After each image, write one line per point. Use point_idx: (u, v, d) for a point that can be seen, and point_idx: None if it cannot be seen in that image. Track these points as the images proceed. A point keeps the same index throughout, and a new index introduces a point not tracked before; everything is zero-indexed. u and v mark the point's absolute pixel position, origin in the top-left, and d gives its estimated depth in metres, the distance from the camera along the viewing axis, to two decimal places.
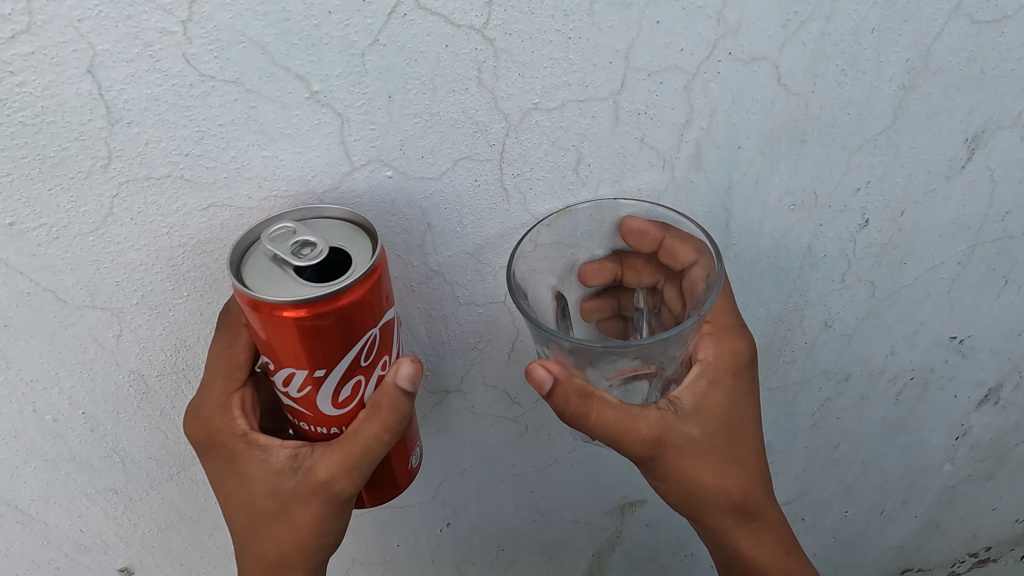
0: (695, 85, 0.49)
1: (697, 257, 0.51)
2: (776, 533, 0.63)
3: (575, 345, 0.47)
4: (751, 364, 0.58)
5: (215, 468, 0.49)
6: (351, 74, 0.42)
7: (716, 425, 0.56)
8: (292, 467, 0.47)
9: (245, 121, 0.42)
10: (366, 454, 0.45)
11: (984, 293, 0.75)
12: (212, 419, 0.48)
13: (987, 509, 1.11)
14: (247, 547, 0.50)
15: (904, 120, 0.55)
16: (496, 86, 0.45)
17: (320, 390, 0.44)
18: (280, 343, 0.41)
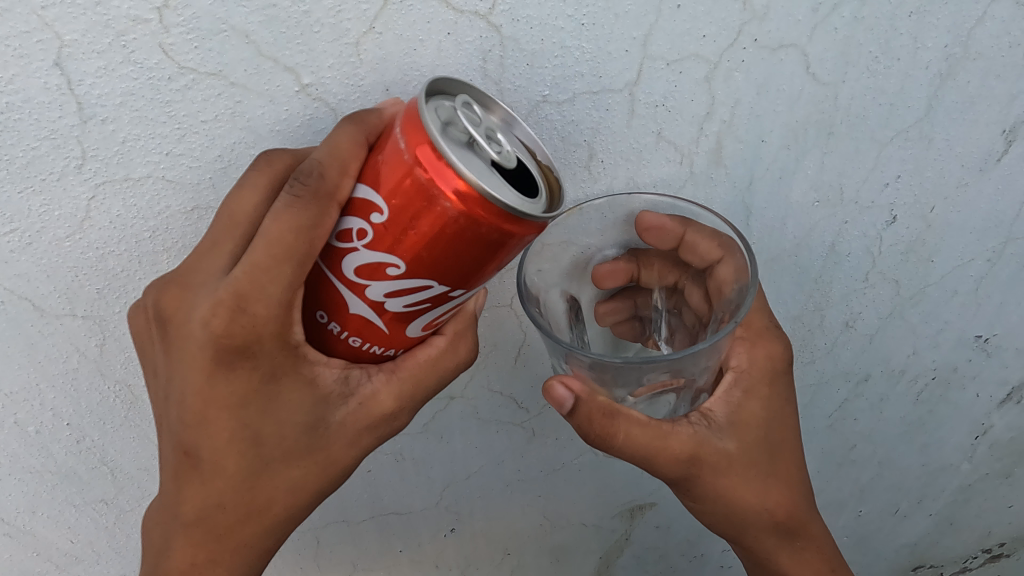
0: (717, 75, 0.45)
1: (725, 254, 0.48)
2: (825, 554, 0.63)
3: (595, 361, 0.45)
4: (787, 368, 0.58)
5: (240, 392, 0.39)
6: (345, 65, 0.38)
7: (752, 438, 0.56)
8: (344, 394, 0.41)
9: (232, 117, 0.38)
10: (437, 379, 0.44)
11: (1013, 291, 0.71)
12: (265, 323, 0.37)
13: (1003, 507, 1.09)
14: (238, 501, 0.42)
15: (938, 111, 0.52)
16: (502, 76, 0.41)
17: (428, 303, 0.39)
18: (442, 241, 0.35)
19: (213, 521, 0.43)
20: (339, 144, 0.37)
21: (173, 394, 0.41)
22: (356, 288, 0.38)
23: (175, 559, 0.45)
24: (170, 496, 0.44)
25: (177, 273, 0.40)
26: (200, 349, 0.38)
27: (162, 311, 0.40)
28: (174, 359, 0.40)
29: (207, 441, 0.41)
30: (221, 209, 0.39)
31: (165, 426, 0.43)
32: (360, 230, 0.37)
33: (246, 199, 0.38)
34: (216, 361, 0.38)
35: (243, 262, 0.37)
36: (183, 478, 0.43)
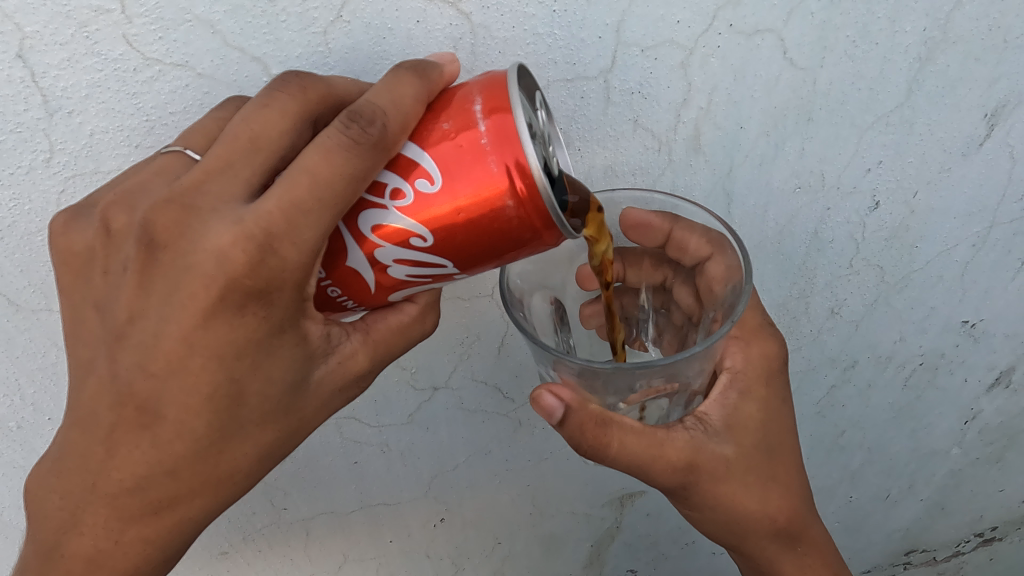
0: (693, 61, 0.45)
1: (711, 250, 0.50)
2: (826, 559, 0.63)
3: (585, 366, 0.45)
4: (783, 365, 0.59)
5: (240, 340, 0.37)
6: (313, 54, 0.39)
7: (750, 442, 0.56)
8: (326, 352, 0.41)
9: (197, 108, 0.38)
10: (404, 346, 0.44)
11: (999, 276, 0.71)
12: (292, 268, 0.36)
13: (994, 491, 1.09)
14: (193, 468, 0.40)
15: (919, 95, 0.52)
16: (475, 65, 0.42)
17: (427, 268, 0.39)
18: (481, 228, 0.37)
19: (152, 491, 0.40)
20: (402, 96, 0.36)
21: (144, 331, 0.37)
22: (367, 245, 0.38)
23: (87, 536, 0.41)
24: (95, 464, 0.40)
25: (170, 190, 0.36)
26: (204, 282, 0.35)
27: (148, 230, 0.36)
28: (160, 292, 0.36)
29: (180, 393, 0.37)
30: (237, 127, 0.36)
31: (107, 372, 0.39)
32: (401, 191, 0.37)
33: (276, 123, 0.36)
34: (222, 301, 0.36)
35: (280, 196, 0.35)
36: (126, 439, 0.39)
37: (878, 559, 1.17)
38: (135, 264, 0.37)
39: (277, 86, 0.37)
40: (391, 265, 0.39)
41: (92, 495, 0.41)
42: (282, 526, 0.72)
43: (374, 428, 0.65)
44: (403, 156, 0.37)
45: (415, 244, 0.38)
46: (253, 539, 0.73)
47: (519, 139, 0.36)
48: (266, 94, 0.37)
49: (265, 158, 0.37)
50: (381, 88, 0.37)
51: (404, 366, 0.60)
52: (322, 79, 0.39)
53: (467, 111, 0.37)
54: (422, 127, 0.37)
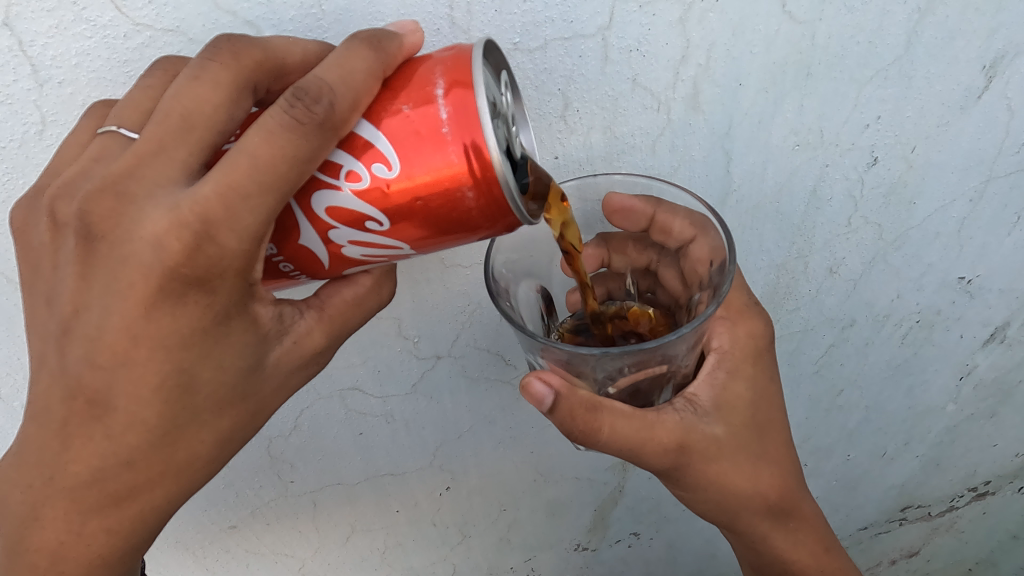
0: (691, 17, 0.44)
1: (696, 233, 0.50)
2: (817, 532, 0.66)
3: (572, 353, 0.45)
4: (771, 345, 0.61)
5: (183, 331, 0.37)
6: (307, 16, 0.39)
7: (741, 421, 0.58)
8: (279, 333, 0.41)
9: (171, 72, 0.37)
10: (361, 320, 0.44)
11: (995, 232, 0.72)
12: (231, 255, 0.35)
13: (987, 446, 1.11)
14: (151, 459, 0.39)
15: (917, 48, 0.51)
16: (471, 25, 0.41)
17: (382, 249, 0.39)
18: (436, 214, 0.38)
19: (110, 482, 0.40)
20: (353, 71, 0.36)
21: (90, 323, 0.37)
22: (320, 224, 0.38)
23: (49, 529, 0.41)
24: (52, 457, 0.40)
25: (104, 177, 0.36)
26: (143, 273, 0.35)
27: (86, 221, 0.36)
28: (101, 283, 0.36)
29: (128, 384, 0.37)
30: (169, 104, 0.35)
31: (59, 365, 0.38)
32: (356, 173, 0.37)
33: (206, 97, 0.35)
34: (162, 291, 0.36)
35: (217, 180, 0.34)
36: (80, 431, 0.39)
37: (875, 516, 1.19)
38: (76, 255, 0.37)
39: (209, 54, 0.36)
40: (349, 245, 0.39)
41: (50, 488, 0.40)
42: (287, 499, 0.73)
43: (377, 399, 0.65)
44: (358, 135, 0.37)
45: (370, 225, 0.38)
46: (260, 513, 0.74)
47: (480, 125, 0.36)
48: (197, 65, 0.35)
49: (200, 136, 0.36)
50: (331, 63, 0.36)
51: (406, 335, 0.60)
52: (259, 41, 0.37)
53: (426, 93, 0.37)
54: (378, 106, 0.37)
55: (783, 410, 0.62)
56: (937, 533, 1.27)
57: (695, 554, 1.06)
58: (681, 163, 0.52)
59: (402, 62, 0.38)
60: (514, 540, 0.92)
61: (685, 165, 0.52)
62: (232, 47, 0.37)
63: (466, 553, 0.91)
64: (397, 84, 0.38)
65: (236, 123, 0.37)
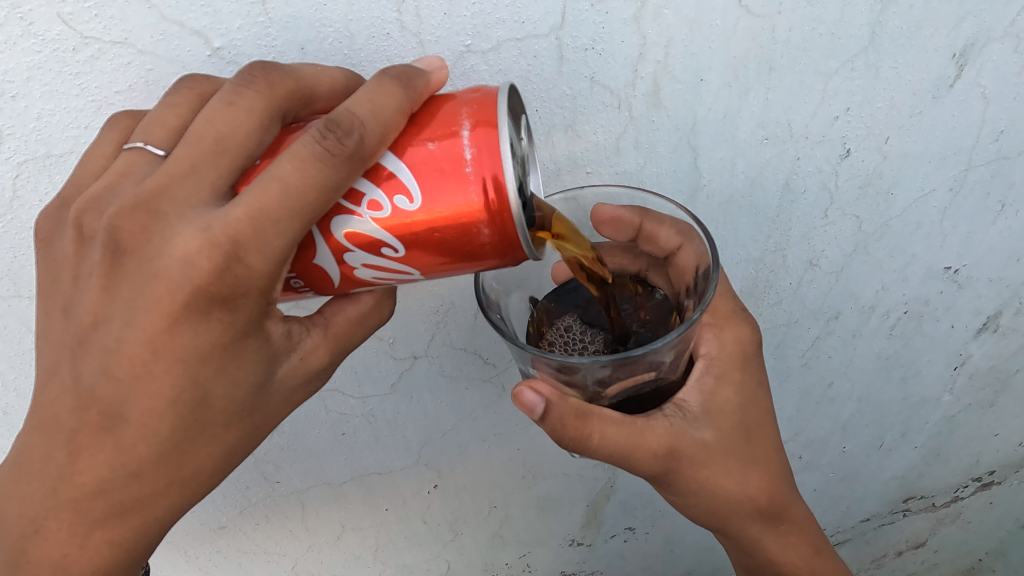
0: (646, 14, 0.44)
1: (683, 241, 0.50)
2: (808, 535, 0.65)
3: (561, 362, 0.45)
4: (756, 350, 0.61)
5: (203, 348, 0.37)
6: (254, 25, 0.38)
7: (729, 425, 0.58)
8: (288, 349, 0.41)
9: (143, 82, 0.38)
10: (363, 336, 0.45)
11: (979, 219, 0.71)
12: (258, 277, 0.36)
13: (988, 435, 1.10)
14: (157, 472, 0.40)
15: (883, 38, 0.51)
16: (421, 28, 0.40)
17: (391, 275, 0.40)
18: (450, 247, 0.38)
19: (115, 494, 0.40)
20: (384, 107, 0.36)
21: (109, 335, 0.37)
22: (335, 246, 0.38)
23: (50, 542, 0.41)
24: (59, 467, 0.40)
25: (136, 195, 0.36)
26: (170, 289, 0.36)
27: (114, 234, 0.36)
28: (126, 296, 0.37)
29: (143, 396, 0.38)
30: (203, 127, 0.36)
31: (72, 376, 0.39)
32: (377, 202, 0.37)
33: (243, 122, 0.36)
34: (188, 307, 0.36)
35: (249, 205, 0.35)
36: (89, 443, 0.39)
37: (876, 507, 1.18)
38: (100, 268, 0.37)
39: (244, 81, 0.37)
40: (345, 267, 0.39)
41: (55, 502, 0.40)
42: (277, 499, 0.74)
43: (358, 399, 0.66)
44: (381, 166, 0.37)
45: (375, 252, 0.39)
46: (250, 513, 0.75)
47: (503, 167, 0.37)
48: (233, 91, 0.36)
49: (232, 159, 0.36)
50: (364, 96, 0.37)
51: (382, 336, 0.60)
52: (289, 69, 0.38)
53: (451, 130, 0.37)
54: (402, 140, 0.38)
55: (771, 410, 0.62)
56: (942, 524, 1.26)
57: (692, 548, 1.06)
58: (648, 160, 0.52)
59: (428, 97, 0.39)
60: (508, 536, 0.92)
61: (651, 162, 0.52)
62: (264, 75, 0.38)
63: (459, 550, 0.91)
64: (421, 118, 0.38)
65: (266, 148, 0.38)
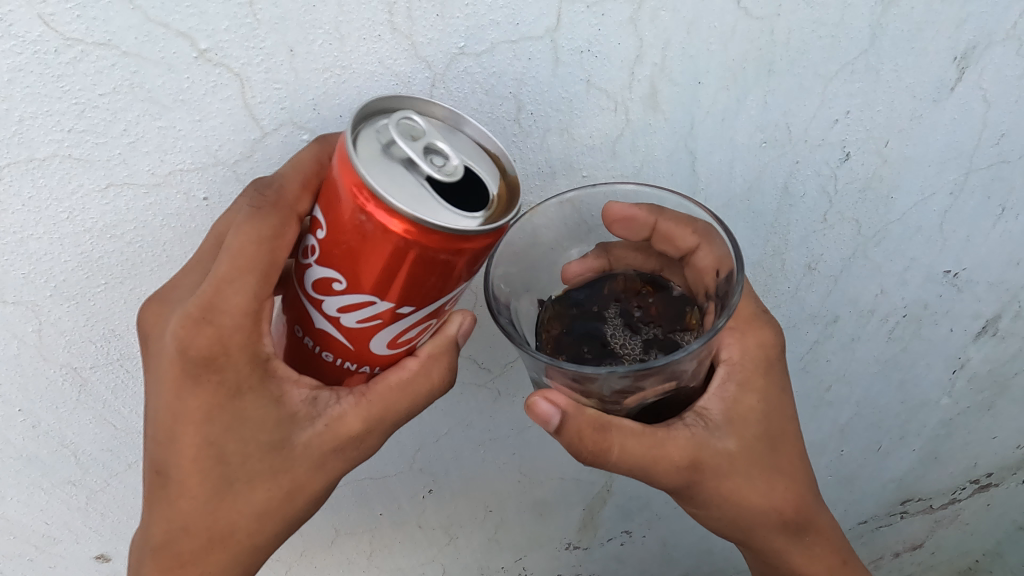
0: (642, 15, 0.43)
1: (700, 241, 0.48)
2: (833, 545, 0.65)
3: (578, 373, 0.42)
4: (779, 355, 0.59)
5: (204, 406, 0.40)
6: (241, 27, 0.37)
7: (752, 433, 0.56)
8: (311, 415, 0.42)
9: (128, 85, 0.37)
10: (408, 405, 0.44)
11: (979, 223, 0.70)
12: (228, 334, 0.39)
13: (986, 437, 1.10)
14: (200, 523, 0.43)
15: (883, 41, 0.50)
16: (413, 30, 0.39)
17: (385, 328, 0.40)
18: (377, 257, 0.36)
19: (175, 546, 0.44)
20: (304, 162, 0.40)
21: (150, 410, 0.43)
22: (314, 302, 0.40)
23: None
24: (143, 522, 0.45)
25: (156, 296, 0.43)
26: (170, 361, 0.40)
27: (143, 328, 0.43)
28: (153, 374, 0.42)
29: (178, 458, 0.42)
30: (208, 232, 0.43)
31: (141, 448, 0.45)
32: (313, 247, 0.39)
33: (222, 216, 0.42)
34: (184, 375, 0.40)
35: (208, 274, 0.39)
36: (153, 500, 0.44)
37: (874, 510, 1.18)
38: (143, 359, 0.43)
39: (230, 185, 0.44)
40: (346, 336, 0.41)
41: (145, 550, 0.46)
42: None
43: None
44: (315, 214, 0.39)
45: (346, 315, 0.40)
46: None
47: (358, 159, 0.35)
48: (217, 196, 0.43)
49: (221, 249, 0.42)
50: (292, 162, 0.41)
51: None
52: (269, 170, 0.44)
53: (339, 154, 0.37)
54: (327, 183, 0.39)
55: (795, 417, 0.60)
56: (939, 525, 1.26)
57: (689, 551, 1.06)
58: (645, 163, 0.51)
59: None
60: (504, 540, 0.92)
61: (648, 165, 0.52)
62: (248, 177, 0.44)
63: (455, 554, 0.91)
64: None
65: None
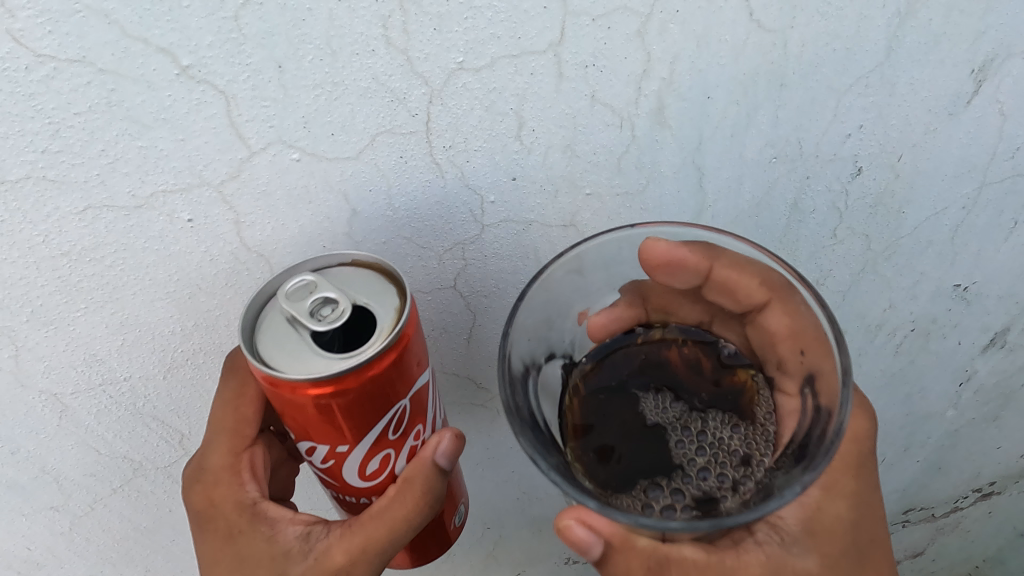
0: (651, 28, 0.41)
1: (771, 296, 0.49)
2: None
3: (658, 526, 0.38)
4: (871, 447, 0.57)
5: (211, 552, 0.47)
6: (226, 42, 0.34)
7: (837, 550, 0.52)
8: (304, 550, 0.45)
9: (105, 103, 0.35)
10: (398, 534, 0.44)
11: (992, 237, 0.68)
12: (218, 484, 0.48)
13: (991, 448, 1.08)
14: None
15: (899, 54, 0.48)
16: (409, 45, 0.37)
17: (344, 464, 0.44)
18: (294, 417, 0.40)
19: None
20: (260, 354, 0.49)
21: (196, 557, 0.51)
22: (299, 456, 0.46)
23: None
24: None
25: None
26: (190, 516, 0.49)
27: None
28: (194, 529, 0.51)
29: None
30: None
31: None
32: None
33: None
34: (198, 527, 0.48)
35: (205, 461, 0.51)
36: None
37: None
38: None
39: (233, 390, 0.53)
40: (323, 473, 0.45)
41: None
42: None
43: None
44: None
45: (311, 457, 0.44)
46: None
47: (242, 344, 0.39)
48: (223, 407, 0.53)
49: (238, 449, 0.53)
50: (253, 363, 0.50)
51: None
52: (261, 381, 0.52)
53: None
54: None
55: (881, 519, 0.58)
56: (941, 533, 1.24)
57: None
58: (651, 180, 0.49)
59: None
60: (502, 556, 0.90)
61: (654, 182, 0.50)
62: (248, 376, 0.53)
63: (452, 570, 0.89)
64: None
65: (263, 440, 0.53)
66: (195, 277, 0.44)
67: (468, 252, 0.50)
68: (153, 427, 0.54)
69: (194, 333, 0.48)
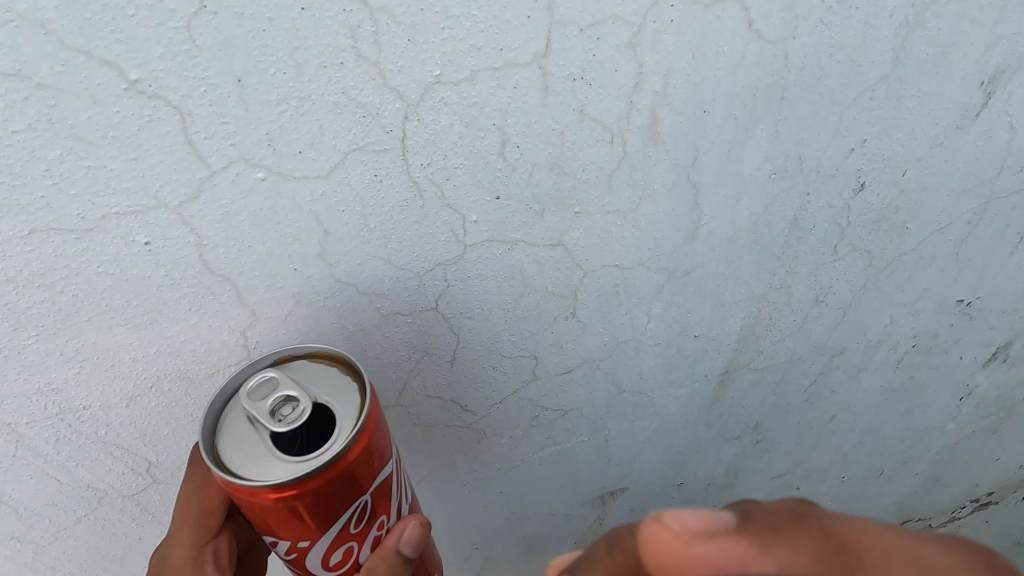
0: (643, 39, 0.38)
1: None
2: None
3: None
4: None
5: None
6: (179, 54, 0.31)
7: None
8: None
9: (47, 119, 0.32)
10: None
11: (997, 252, 0.66)
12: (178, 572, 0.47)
13: (990, 460, 1.06)
14: None
15: (906, 65, 0.45)
16: (381, 57, 0.34)
17: (307, 556, 0.43)
18: (255, 519, 0.39)
19: None
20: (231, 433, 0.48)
21: None
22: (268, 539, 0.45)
23: None
24: None
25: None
26: None
27: None
28: None
29: None
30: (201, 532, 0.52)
31: None
32: None
33: None
34: None
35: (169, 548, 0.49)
36: None
37: None
38: None
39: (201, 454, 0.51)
40: (286, 562, 0.44)
41: None
42: None
43: None
44: None
45: (274, 548, 0.43)
46: None
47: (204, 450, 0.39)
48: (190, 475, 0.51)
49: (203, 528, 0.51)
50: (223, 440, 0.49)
51: None
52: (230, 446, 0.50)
53: None
54: None
55: None
56: None
57: None
58: (644, 198, 0.47)
59: None
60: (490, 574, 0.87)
61: (647, 200, 0.47)
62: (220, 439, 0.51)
63: None
64: None
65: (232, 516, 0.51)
66: (155, 302, 0.41)
67: (450, 273, 0.47)
68: (117, 456, 0.51)
69: (157, 360, 0.45)
